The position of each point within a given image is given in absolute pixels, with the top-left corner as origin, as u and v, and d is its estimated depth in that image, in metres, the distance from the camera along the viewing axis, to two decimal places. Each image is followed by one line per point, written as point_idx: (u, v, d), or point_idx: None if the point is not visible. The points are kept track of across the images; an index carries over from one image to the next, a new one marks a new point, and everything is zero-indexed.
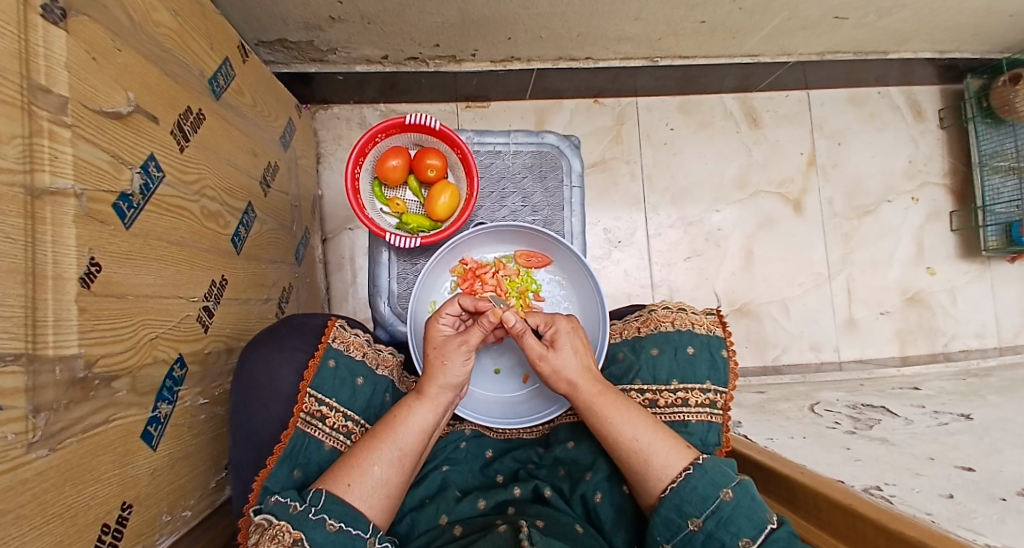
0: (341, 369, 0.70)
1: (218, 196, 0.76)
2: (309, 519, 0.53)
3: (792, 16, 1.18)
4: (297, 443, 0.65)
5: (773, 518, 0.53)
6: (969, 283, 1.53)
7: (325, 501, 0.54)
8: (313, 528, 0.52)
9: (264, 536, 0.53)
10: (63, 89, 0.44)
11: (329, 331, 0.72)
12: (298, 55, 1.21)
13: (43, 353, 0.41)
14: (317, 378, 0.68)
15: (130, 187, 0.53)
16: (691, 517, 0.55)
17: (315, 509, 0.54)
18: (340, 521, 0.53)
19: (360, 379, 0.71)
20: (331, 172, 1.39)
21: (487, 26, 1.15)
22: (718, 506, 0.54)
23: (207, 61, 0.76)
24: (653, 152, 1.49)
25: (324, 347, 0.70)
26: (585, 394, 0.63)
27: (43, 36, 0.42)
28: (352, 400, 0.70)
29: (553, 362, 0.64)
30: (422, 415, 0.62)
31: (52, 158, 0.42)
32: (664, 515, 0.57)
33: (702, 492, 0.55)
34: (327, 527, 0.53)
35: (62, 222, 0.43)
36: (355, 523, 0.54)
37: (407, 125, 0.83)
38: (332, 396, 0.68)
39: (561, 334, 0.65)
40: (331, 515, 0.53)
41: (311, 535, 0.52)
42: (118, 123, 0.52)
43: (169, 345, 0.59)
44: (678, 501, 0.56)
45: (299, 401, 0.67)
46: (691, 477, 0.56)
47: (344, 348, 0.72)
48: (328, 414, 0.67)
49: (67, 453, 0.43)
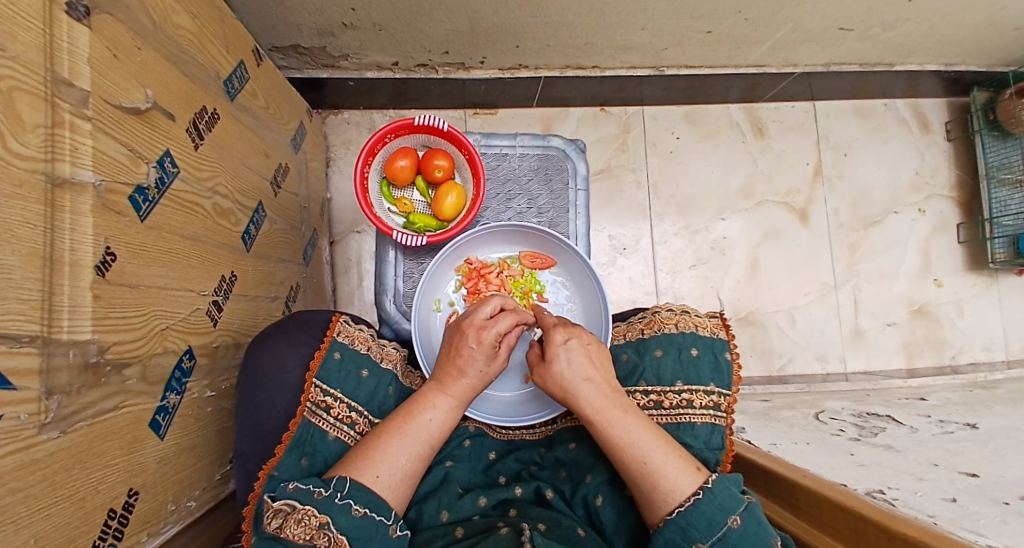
0: (347, 361, 0.71)
1: (231, 194, 0.77)
2: (335, 504, 0.54)
3: (797, 28, 1.20)
4: (303, 432, 0.65)
5: (779, 543, 0.53)
6: (977, 296, 1.51)
7: (350, 488, 0.55)
8: (339, 512, 0.53)
9: (288, 519, 0.53)
10: (85, 83, 0.46)
11: (334, 325, 0.73)
12: (311, 61, 1.24)
13: (58, 336, 0.42)
14: (322, 368, 0.69)
15: (146, 181, 0.55)
16: (696, 542, 0.54)
17: (340, 495, 0.55)
18: (365, 507, 0.54)
19: (364, 371, 0.72)
20: (341, 176, 1.41)
21: (495, 34, 1.18)
22: (724, 532, 0.53)
23: (223, 63, 0.78)
24: (659, 160, 1.50)
25: (330, 340, 0.71)
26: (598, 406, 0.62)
27: (67, 32, 0.44)
28: (357, 391, 0.70)
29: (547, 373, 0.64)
30: (442, 412, 0.63)
31: (73, 149, 0.44)
32: (667, 537, 0.55)
33: (710, 517, 0.54)
34: (353, 512, 0.54)
35: (81, 211, 0.45)
36: (378, 510, 0.55)
37: (416, 126, 0.85)
38: (337, 387, 0.69)
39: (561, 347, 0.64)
40: (357, 501, 0.55)
41: (337, 518, 0.53)
42: (137, 119, 0.54)
43: (179, 337, 0.61)
44: (683, 524, 0.55)
45: (305, 391, 0.67)
46: (700, 502, 0.55)
47: (349, 341, 0.73)
48: (334, 404, 0.68)
49: (77, 437, 0.44)
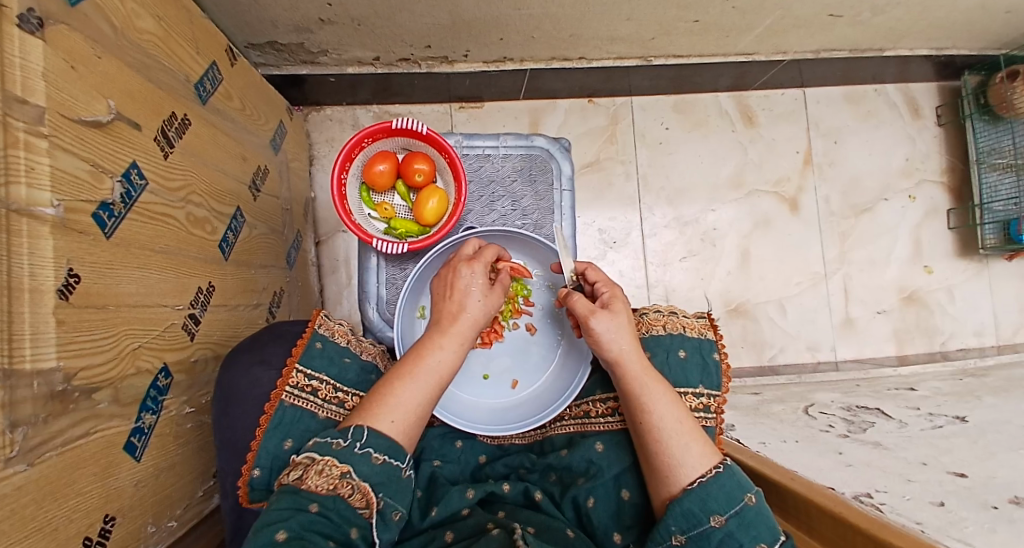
0: (329, 349, 0.71)
1: (205, 202, 0.75)
2: (355, 454, 0.55)
3: (786, 16, 1.18)
4: (285, 415, 0.64)
5: (784, 531, 0.54)
6: (967, 282, 1.52)
7: (368, 436, 0.56)
8: (361, 461, 0.54)
9: (309, 472, 0.53)
10: (40, 99, 0.43)
11: (315, 318, 0.73)
12: (289, 57, 1.20)
13: (21, 368, 0.40)
14: (305, 354, 0.69)
15: (111, 197, 0.53)
16: (715, 514, 0.54)
17: (360, 444, 0.55)
18: (384, 455, 0.56)
19: (348, 358, 0.73)
20: (324, 174, 1.38)
21: (478, 27, 1.14)
22: (742, 508, 0.54)
23: (193, 65, 0.75)
24: (648, 152, 1.49)
25: (311, 332, 0.71)
26: (630, 366, 0.63)
27: (20, 46, 0.41)
28: (342, 374, 0.70)
29: (603, 329, 0.64)
30: (450, 352, 0.63)
31: (29, 170, 0.42)
32: (686, 508, 0.55)
33: (730, 491, 0.54)
34: (373, 460, 0.55)
35: (40, 234, 0.43)
36: (396, 455, 0.57)
37: (394, 129, 0.82)
38: (321, 371, 0.69)
39: (616, 299, 0.67)
40: (377, 449, 0.56)
41: (359, 467, 0.54)
42: (99, 132, 0.52)
43: (153, 355, 0.59)
44: (705, 494, 0.54)
45: (285, 376, 0.66)
46: (721, 475, 0.56)
47: (330, 334, 0.73)
48: (319, 387, 0.68)
49: (46, 468, 0.43)
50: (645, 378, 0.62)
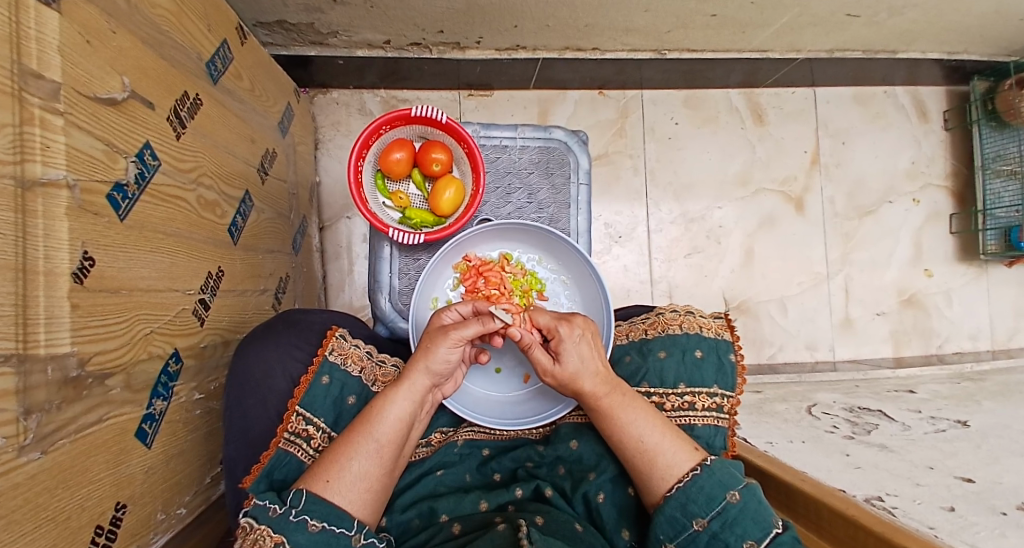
0: (334, 386, 0.68)
1: (215, 185, 0.73)
2: (289, 522, 0.51)
3: (803, 13, 1.16)
4: (276, 463, 0.62)
5: (779, 522, 0.53)
6: (966, 286, 1.53)
7: (306, 502, 0.53)
8: (294, 530, 0.50)
9: (244, 542, 0.51)
10: (56, 74, 0.42)
11: (328, 341, 0.70)
12: (297, 37, 1.17)
13: (35, 352, 0.39)
14: (307, 395, 0.66)
15: (125, 177, 0.51)
16: (696, 517, 0.55)
17: (295, 511, 0.52)
18: (322, 520, 0.52)
19: (352, 397, 0.69)
20: (330, 158, 1.35)
21: (493, 13, 1.12)
22: (723, 508, 0.54)
23: (205, 43, 0.73)
24: (656, 147, 1.47)
25: (320, 360, 0.68)
26: (595, 396, 0.61)
27: (35, 18, 0.40)
28: (338, 420, 0.68)
29: (563, 372, 0.61)
30: (399, 404, 0.60)
31: (43, 148, 0.40)
32: (668, 515, 0.56)
33: (708, 492, 0.55)
34: (309, 528, 0.51)
35: (55, 215, 0.41)
36: (339, 522, 0.52)
37: (412, 117, 0.83)
38: (320, 416, 0.66)
39: (566, 341, 0.61)
40: (313, 515, 0.52)
41: (293, 537, 0.50)
42: (113, 110, 0.50)
43: (164, 340, 0.58)
44: (683, 500, 0.56)
45: (284, 420, 0.64)
46: (699, 477, 0.56)
47: (341, 361, 0.69)
48: (314, 434, 0.65)
49: (59, 455, 0.42)
50: (610, 404, 0.61)
